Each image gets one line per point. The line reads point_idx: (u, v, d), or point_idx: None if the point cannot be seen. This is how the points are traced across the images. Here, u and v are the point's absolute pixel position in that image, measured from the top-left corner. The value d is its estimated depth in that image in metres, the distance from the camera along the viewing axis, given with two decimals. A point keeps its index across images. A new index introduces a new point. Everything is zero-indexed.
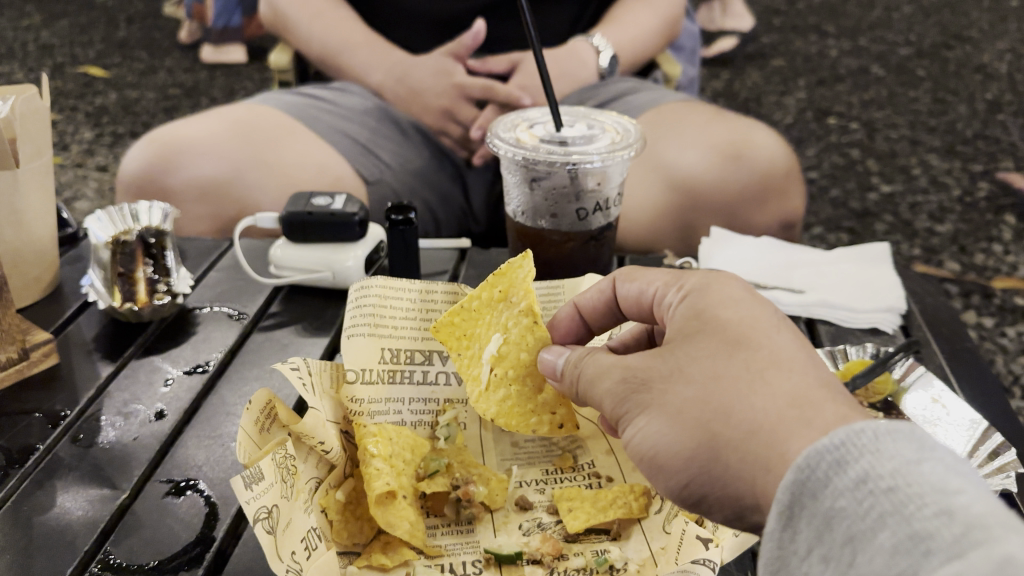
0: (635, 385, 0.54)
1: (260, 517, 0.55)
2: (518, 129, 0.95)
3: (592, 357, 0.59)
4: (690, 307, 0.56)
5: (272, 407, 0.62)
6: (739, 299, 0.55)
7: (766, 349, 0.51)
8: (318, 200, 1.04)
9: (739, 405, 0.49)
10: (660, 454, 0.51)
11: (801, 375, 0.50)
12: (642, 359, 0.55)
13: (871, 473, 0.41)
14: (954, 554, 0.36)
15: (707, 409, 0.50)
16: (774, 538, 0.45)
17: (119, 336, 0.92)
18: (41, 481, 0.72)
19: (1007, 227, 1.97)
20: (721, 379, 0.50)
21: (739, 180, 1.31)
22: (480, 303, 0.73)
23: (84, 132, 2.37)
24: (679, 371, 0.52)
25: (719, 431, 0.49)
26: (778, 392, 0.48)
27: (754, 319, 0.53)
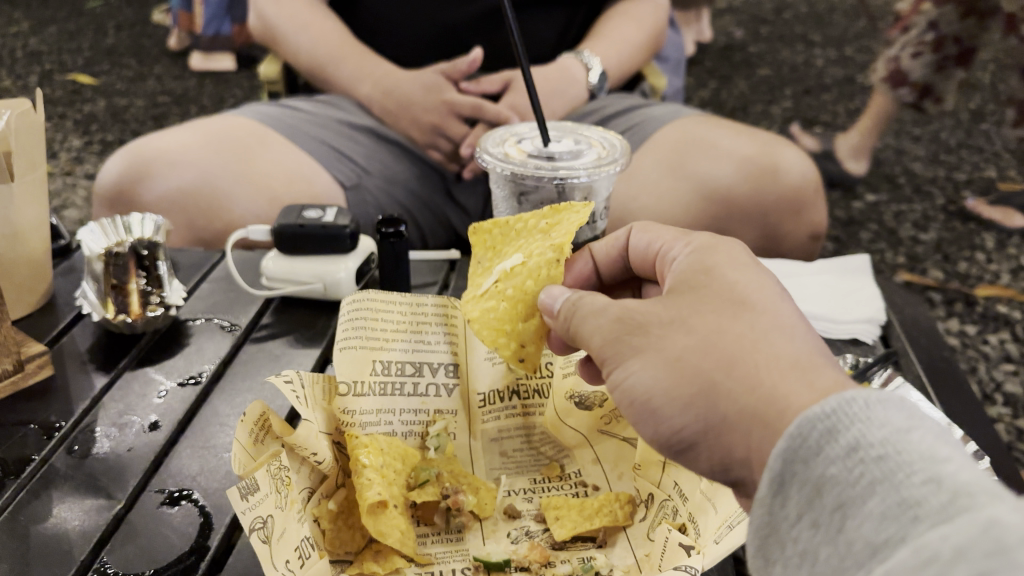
0: (633, 327, 0.55)
1: (255, 527, 0.56)
2: (506, 144, 0.97)
3: (588, 295, 0.60)
4: (694, 266, 0.58)
5: (265, 419, 0.63)
6: (742, 264, 0.58)
7: (770, 313, 0.53)
8: (310, 213, 1.05)
9: (742, 357, 0.50)
10: (654, 398, 0.52)
11: (801, 341, 0.52)
12: (642, 307, 0.56)
13: (861, 442, 0.43)
14: (941, 520, 0.38)
15: (708, 356, 0.51)
16: (765, 503, 0.46)
17: (113, 347, 0.93)
18: (36, 491, 0.73)
19: (990, 237, 2.00)
20: (724, 333, 0.52)
21: (768, 194, 1.33)
22: (521, 228, 0.78)
23: (72, 140, 2.37)
24: (681, 321, 0.54)
25: (720, 379, 0.50)
26: (779, 351, 0.51)
27: (755, 284, 0.56)
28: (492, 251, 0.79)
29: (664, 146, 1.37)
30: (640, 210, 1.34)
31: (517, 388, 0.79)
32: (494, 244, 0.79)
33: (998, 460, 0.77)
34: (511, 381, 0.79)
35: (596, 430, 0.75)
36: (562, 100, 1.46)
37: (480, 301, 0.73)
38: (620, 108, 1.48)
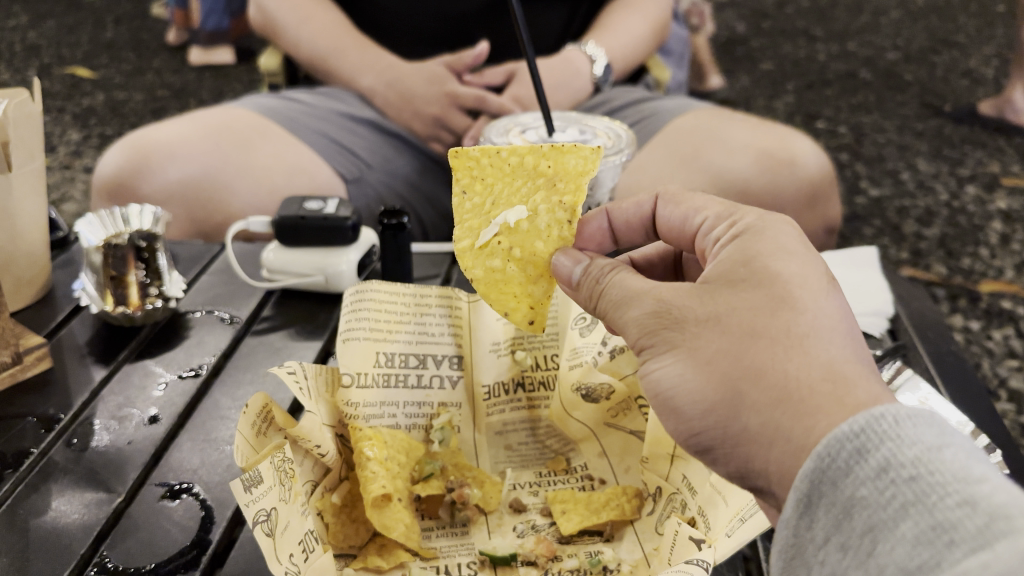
0: (664, 320, 0.54)
1: (258, 520, 0.54)
2: (510, 134, 0.96)
3: (619, 278, 0.58)
4: (738, 251, 0.55)
5: (269, 409, 0.61)
6: (790, 252, 0.55)
7: (811, 313, 0.51)
8: (311, 204, 1.03)
9: (773, 368, 0.49)
10: (678, 398, 0.52)
11: (839, 347, 0.50)
12: (678, 295, 0.54)
13: (892, 462, 0.42)
14: (978, 546, 0.37)
15: (739, 361, 0.50)
16: (790, 523, 0.46)
17: (111, 340, 0.92)
18: (36, 484, 0.72)
19: (994, 232, 1.99)
20: (759, 337, 0.50)
21: (786, 186, 1.30)
22: (515, 163, 0.70)
23: (70, 134, 2.36)
24: (716, 317, 0.52)
25: (746, 387, 0.49)
26: (814, 360, 0.49)
27: (803, 277, 0.53)
28: (479, 181, 0.70)
29: (677, 140, 1.34)
30: None
31: (522, 380, 0.78)
32: (482, 174, 0.70)
33: (1008, 455, 0.76)
34: (516, 374, 0.78)
35: (603, 423, 0.74)
36: (565, 92, 1.45)
37: (480, 255, 0.70)
38: (628, 101, 1.48)
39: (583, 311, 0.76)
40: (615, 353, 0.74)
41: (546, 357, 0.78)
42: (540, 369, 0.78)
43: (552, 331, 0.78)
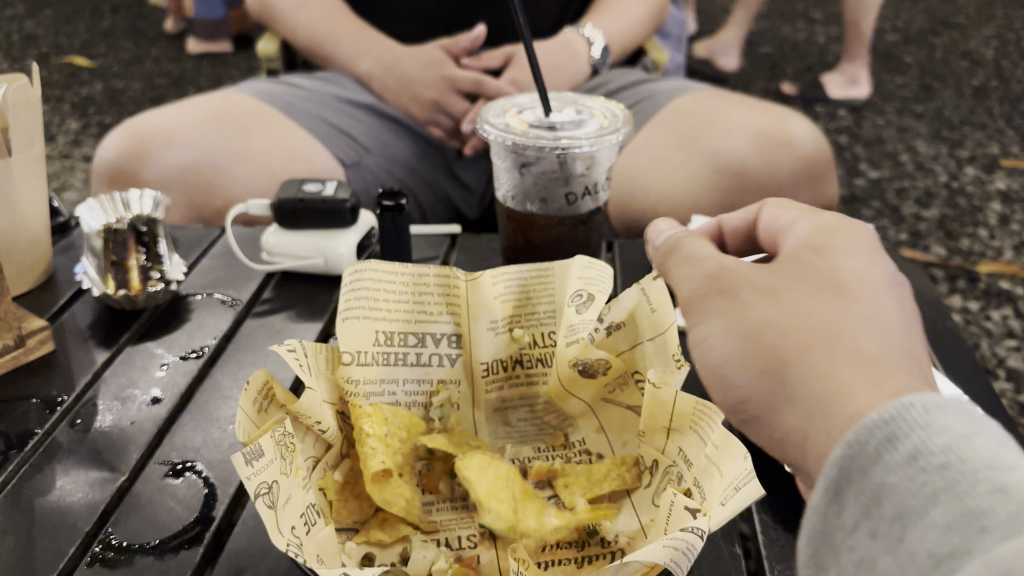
0: (721, 287, 0.56)
1: (260, 493, 0.53)
2: (507, 114, 0.90)
3: (689, 249, 0.61)
4: (807, 242, 0.58)
5: (270, 387, 0.62)
6: (859, 250, 0.57)
7: (865, 304, 0.52)
8: (310, 186, 1.04)
9: (819, 342, 0.50)
10: (726, 361, 0.54)
11: (890, 338, 0.51)
12: (739, 268, 0.57)
13: (921, 450, 0.43)
14: (1006, 532, 0.38)
15: (787, 331, 0.52)
16: (818, 510, 0.46)
17: (113, 323, 0.93)
18: (40, 465, 0.73)
19: (993, 213, 2.00)
20: (812, 316, 0.52)
21: (783, 165, 1.28)
22: None
23: (70, 123, 2.37)
24: (772, 292, 0.54)
25: (788, 355, 0.51)
26: (863, 346, 0.50)
27: (866, 275, 0.54)
28: None
29: (674, 122, 1.35)
30: (650, 184, 1.32)
31: (521, 358, 0.77)
32: None
33: (1004, 429, 0.76)
34: (513, 351, 0.77)
35: (600, 399, 0.74)
36: (563, 75, 1.45)
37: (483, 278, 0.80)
38: (626, 83, 1.48)
39: (580, 287, 0.75)
40: (610, 330, 0.74)
41: (544, 334, 0.77)
42: (538, 346, 0.77)
43: (548, 308, 0.76)
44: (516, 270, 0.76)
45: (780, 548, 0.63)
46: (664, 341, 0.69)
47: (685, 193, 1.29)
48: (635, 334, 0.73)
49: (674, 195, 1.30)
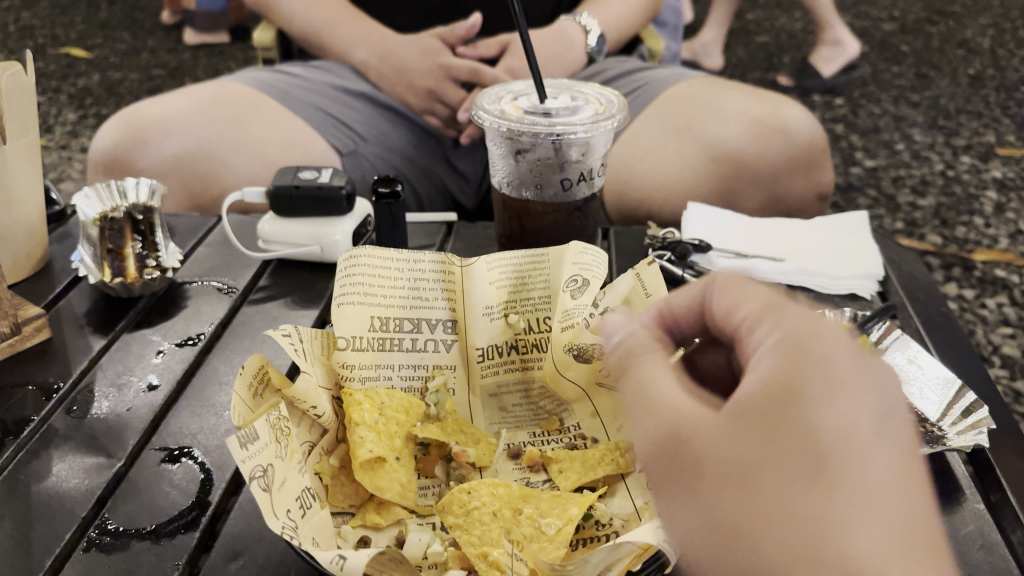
0: (681, 463, 0.45)
1: (256, 475, 0.53)
2: (502, 101, 0.90)
3: (641, 371, 0.51)
4: (781, 365, 0.43)
5: (264, 370, 0.62)
6: (844, 382, 0.42)
7: (850, 482, 0.39)
8: (305, 174, 1.04)
9: (787, 548, 0.39)
10: (694, 553, 0.44)
11: (888, 536, 0.38)
12: (689, 424, 0.45)
13: None
14: None
15: (763, 531, 0.41)
16: None
17: (110, 310, 0.93)
18: (36, 451, 0.73)
19: (989, 201, 2.00)
20: (789, 514, 0.40)
21: (776, 154, 1.29)
22: None
23: (67, 114, 2.36)
24: (739, 472, 0.42)
25: (764, 571, 0.40)
26: (852, 561, 0.38)
27: (852, 425, 0.40)
28: None
29: (670, 110, 1.34)
30: (647, 173, 1.30)
31: (516, 343, 0.77)
32: None
33: (998, 413, 0.76)
34: (510, 337, 0.77)
35: (595, 384, 0.74)
36: (559, 63, 1.44)
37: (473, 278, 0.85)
38: (623, 71, 1.48)
39: (574, 273, 0.75)
40: (606, 315, 0.74)
41: (539, 320, 0.77)
42: (533, 331, 0.77)
43: (544, 294, 0.77)
44: (511, 256, 0.76)
45: None
46: None
47: (681, 184, 1.30)
48: None
49: (670, 185, 1.30)
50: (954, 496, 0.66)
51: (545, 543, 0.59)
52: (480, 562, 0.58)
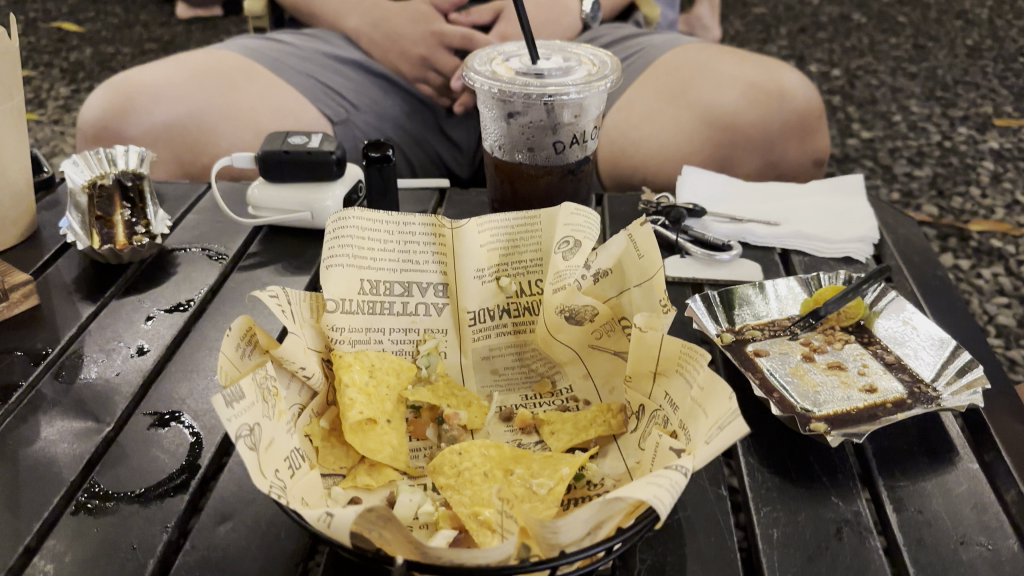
0: None
1: (242, 434, 0.52)
2: (494, 62, 0.88)
3: None
4: None
5: (252, 332, 0.61)
6: None
7: None
8: (295, 139, 1.02)
9: None
10: None
11: None
12: None
13: None
14: None
15: None
16: None
17: (99, 277, 0.92)
18: (24, 416, 0.73)
19: (986, 171, 1.99)
20: None
21: (773, 120, 1.28)
22: None
23: (59, 89, 2.34)
24: None
25: None
26: None
27: None
28: None
29: (665, 76, 1.33)
30: (640, 140, 1.30)
31: (509, 306, 0.77)
32: None
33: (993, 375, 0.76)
34: (502, 300, 0.77)
35: (588, 346, 0.73)
36: (553, 30, 1.43)
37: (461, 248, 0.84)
38: (618, 37, 1.46)
39: (566, 234, 0.74)
40: (599, 277, 0.73)
41: (531, 283, 0.77)
42: (525, 294, 0.77)
43: (536, 256, 0.76)
44: (503, 217, 0.75)
45: (767, 489, 0.63)
46: (651, 287, 0.68)
47: (677, 150, 1.29)
48: (622, 281, 0.72)
49: (665, 152, 1.29)
50: (949, 457, 0.66)
51: (537, 504, 0.58)
52: (471, 521, 0.57)
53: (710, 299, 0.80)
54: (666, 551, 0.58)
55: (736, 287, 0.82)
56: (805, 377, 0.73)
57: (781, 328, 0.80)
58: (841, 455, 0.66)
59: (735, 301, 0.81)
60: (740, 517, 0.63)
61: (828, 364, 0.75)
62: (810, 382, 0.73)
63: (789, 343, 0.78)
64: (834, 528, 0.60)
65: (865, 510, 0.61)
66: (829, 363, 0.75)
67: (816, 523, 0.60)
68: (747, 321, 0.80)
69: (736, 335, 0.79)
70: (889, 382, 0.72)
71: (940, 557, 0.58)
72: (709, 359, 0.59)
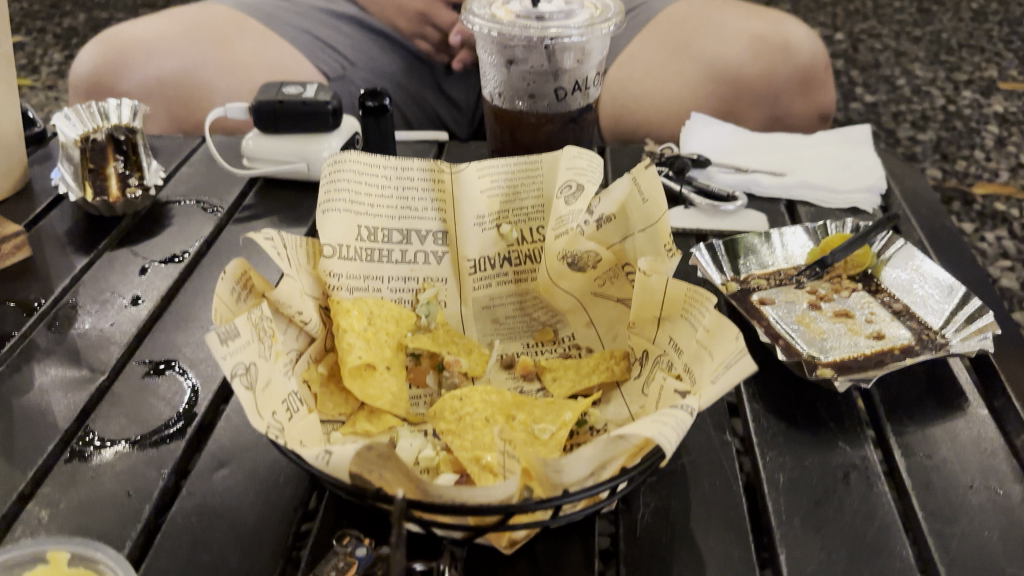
0: None
1: (237, 373, 0.51)
2: (493, 6, 0.86)
3: None
4: None
5: (247, 275, 0.60)
6: None
7: None
8: (289, 89, 0.99)
9: None
10: None
11: None
12: None
13: None
14: None
15: None
16: None
17: (92, 229, 0.90)
18: (17, 365, 0.71)
19: (990, 135, 1.96)
20: None
21: (778, 74, 1.28)
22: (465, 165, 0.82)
23: (53, 55, 2.30)
24: None
25: None
26: None
27: None
28: None
29: (668, 33, 1.34)
30: (644, 95, 1.30)
31: (510, 254, 0.75)
32: None
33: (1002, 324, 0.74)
34: (503, 248, 0.75)
35: (590, 293, 0.72)
36: None
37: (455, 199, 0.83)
38: None
39: (568, 178, 0.72)
40: (602, 223, 0.72)
41: (532, 230, 0.75)
42: (527, 242, 0.75)
43: (537, 202, 0.74)
44: (503, 163, 0.73)
45: (772, 435, 0.62)
46: (656, 231, 0.67)
47: (683, 100, 1.28)
48: (625, 225, 0.71)
49: (668, 103, 1.28)
50: (957, 403, 0.65)
51: (539, 449, 0.57)
52: (472, 466, 0.56)
53: (716, 249, 0.79)
54: (670, 495, 0.57)
55: (741, 236, 0.80)
56: (812, 325, 0.72)
57: (787, 277, 0.79)
58: (848, 400, 0.65)
59: (740, 251, 0.80)
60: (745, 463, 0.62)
61: (835, 312, 0.74)
62: (816, 330, 0.72)
63: (795, 292, 0.77)
64: (841, 473, 0.59)
65: (872, 455, 0.60)
66: (836, 311, 0.74)
67: (823, 468, 0.59)
68: (752, 271, 0.79)
69: (742, 284, 0.78)
70: (897, 329, 0.71)
71: (949, 501, 0.57)
72: (714, 301, 0.58)
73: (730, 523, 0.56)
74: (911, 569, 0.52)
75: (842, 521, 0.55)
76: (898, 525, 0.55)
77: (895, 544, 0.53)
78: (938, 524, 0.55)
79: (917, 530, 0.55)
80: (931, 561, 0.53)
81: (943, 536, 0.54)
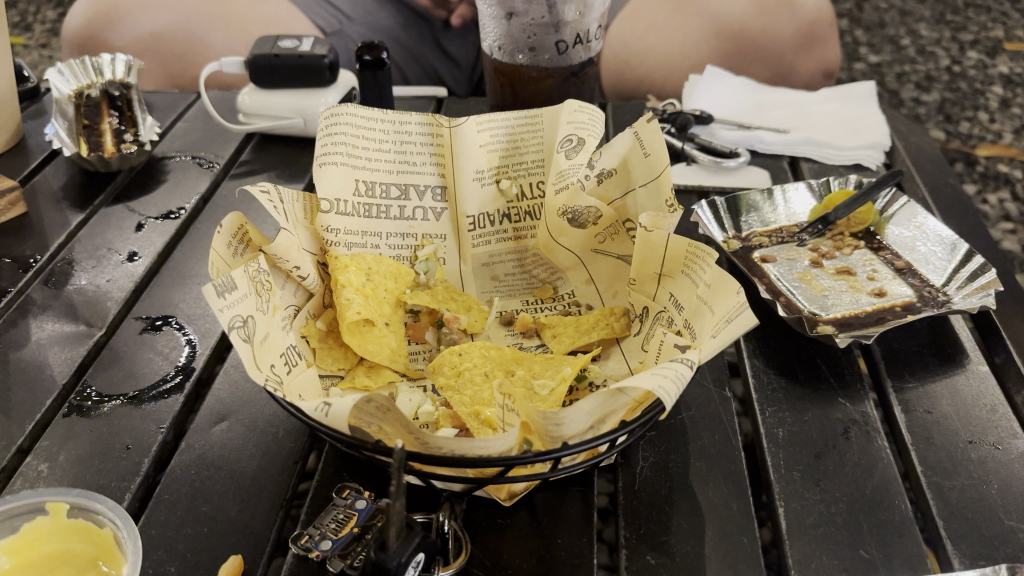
0: None
1: (235, 325, 0.51)
2: None
3: None
4: None
5: (244, 229, 0.59)
6: None
7: None
8: (285, 42, 0.97)
9: None
10: None
11: None
12: None
13: None
14: None
15: None
16: None
17: (87, 184, 0.90)
18: (14, 321, 0.71)
19: (994, 97, 1.94)
20: None
21: (781, 27, 1.27)
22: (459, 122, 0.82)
23: (47, 12, 2.27)
24: None
25: None
26: None
27: None
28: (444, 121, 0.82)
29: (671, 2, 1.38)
30: (644, 53, 1.33)
31: (510, 211, 0.75)
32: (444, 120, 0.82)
33: (1005, 280, 0.74)
34: (502, 204, 0.74)
35: (590, 250, 0.72)
36: None
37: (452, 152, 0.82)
38: None
39: (569, 132, 0.71)
40: (602, 177, 0.71)
41: (532, 185, 0.74)
42: (526, 198, 0.74)
43: (537, 157, 0.73)
44: (503, 117, 0.72)
45: (772, 391, 0.62)
46: (657, 186, 0.66)
47: (680, 52, 1.30)
48: (626, 181, 0.70)
49: (667, 58, 1.31)
50: (958, 359, 0.65)
51: (538, 404, 0.56)
52: (472, 420, 0.56)
53: (717, 205, 0.78)
54: (669, 449, 0.57)
55: (743, 194, 0.80)
56: (813, 283, 0.72)
57: (789, 235, 0.78)
58: (848, 355, 0.65)
59: (742, 208, 0.79)
60: (745, 419, 0.62)
61: (837, 270, 0.74)
62: (817, 288, 0.71)
63: (797, 250, 0.76)
64: (841, 428, 0.58)
65: (872, 410, 0.60)
66: (838, 269, 0.74)
67: (823, 423, 0.59)
68: (754, 228, 0.78)
69: (743, 241, 0.77)
70: (898, 286, 0.71)
71: (949, 455, 0.57)
72: (715, 256, 0.57)
73: (729, 478, 0.55)
74: (910, 521, 0.52)
75: (842, 474, 0.55)
76: (897, 478, 0.55)
77: (895, 497, 0.53)
78: (937, 477, 0.55)
79: (916, 483, 0.55)
80: (931, 514, 0.53)
81: (942, 489, 0.54)
